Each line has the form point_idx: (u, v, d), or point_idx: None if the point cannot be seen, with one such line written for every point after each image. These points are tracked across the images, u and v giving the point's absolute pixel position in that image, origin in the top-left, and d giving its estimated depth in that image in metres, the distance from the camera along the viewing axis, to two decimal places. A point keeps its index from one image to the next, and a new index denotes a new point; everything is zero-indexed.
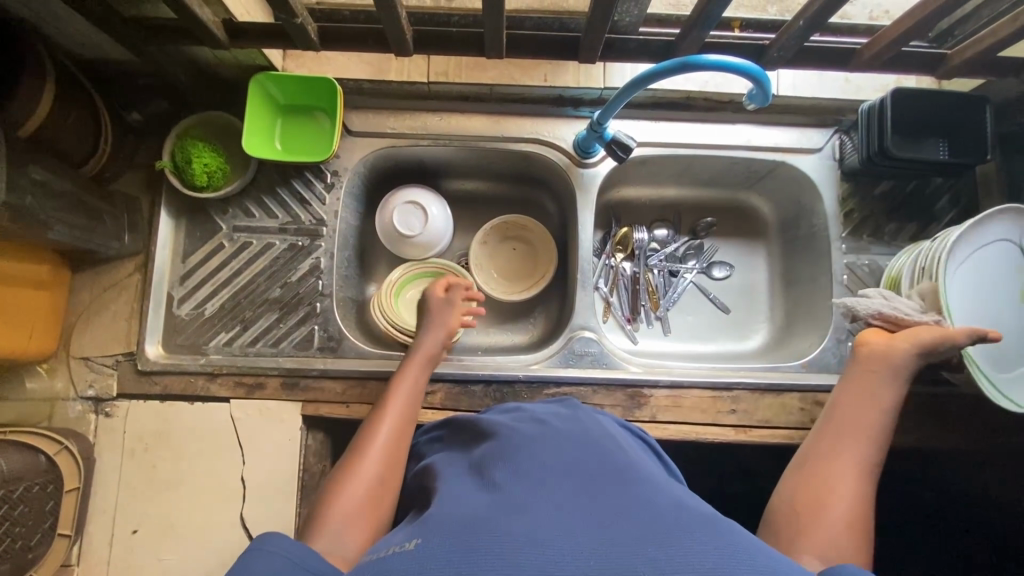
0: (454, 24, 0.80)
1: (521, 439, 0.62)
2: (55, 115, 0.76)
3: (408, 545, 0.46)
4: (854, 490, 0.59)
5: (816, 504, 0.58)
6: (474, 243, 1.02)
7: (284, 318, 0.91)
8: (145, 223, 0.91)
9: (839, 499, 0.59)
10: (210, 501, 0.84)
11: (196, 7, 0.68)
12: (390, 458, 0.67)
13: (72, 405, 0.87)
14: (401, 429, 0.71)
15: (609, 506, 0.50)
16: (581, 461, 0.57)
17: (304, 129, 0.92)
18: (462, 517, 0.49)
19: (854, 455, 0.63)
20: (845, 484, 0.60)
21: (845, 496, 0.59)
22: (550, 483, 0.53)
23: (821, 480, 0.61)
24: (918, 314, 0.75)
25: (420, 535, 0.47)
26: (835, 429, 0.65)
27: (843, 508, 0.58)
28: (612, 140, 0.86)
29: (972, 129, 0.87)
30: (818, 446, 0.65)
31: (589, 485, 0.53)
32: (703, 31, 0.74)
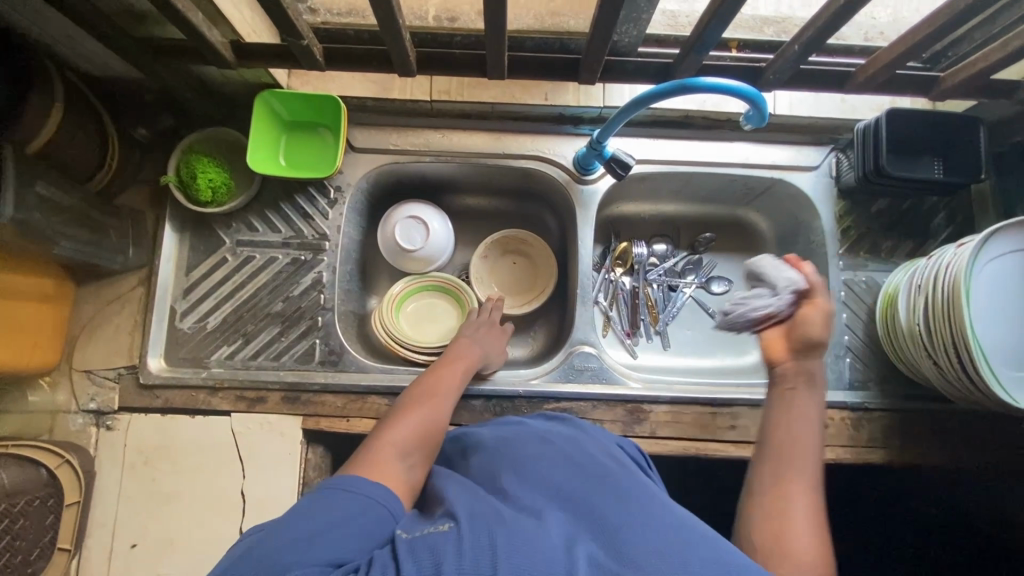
0: (456, 44, 0.81)
1: (534, 444, 0.64)
2: (62, 132, 0.77)
3: (442, 527, 0.50)
4: (807, 520, 0.60)
5: (779, 537, 0.59)
6: (474, 257, 1.02)
7: (286, 332, 0.91)
8: (149, 237, 0.92)
9: (801, 539, 0.58)
10: (210, 515, 0.84)
11: (204, 28, 0.69)
12: (430, 427, 0.71)
13: (73, 418, 0.87)
14: (442, 407, 0.75)
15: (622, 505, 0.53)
16: (594, 464, 0.60)
17: (308, 146, 0.94)
18: (490, 510, 0.52)
19: (805, 478, 0.63)
20: (802, 512, 0.60)
21: (805, 531, 0.59)
22: (566, 486, 0.56)
23: (782, 510, 0.61)
24: (774, 300, 0.73)
25: (453, 520, 0.51)
26: (780, 453, 0.65)
27: (806, 544, 0.58)
28: (611, 158, 0.87)
29: (966, 148, 0.89)
30: (762, 476, 0.64)
31: (601, 485, 0.56)
32: (700, 54, 0.76)
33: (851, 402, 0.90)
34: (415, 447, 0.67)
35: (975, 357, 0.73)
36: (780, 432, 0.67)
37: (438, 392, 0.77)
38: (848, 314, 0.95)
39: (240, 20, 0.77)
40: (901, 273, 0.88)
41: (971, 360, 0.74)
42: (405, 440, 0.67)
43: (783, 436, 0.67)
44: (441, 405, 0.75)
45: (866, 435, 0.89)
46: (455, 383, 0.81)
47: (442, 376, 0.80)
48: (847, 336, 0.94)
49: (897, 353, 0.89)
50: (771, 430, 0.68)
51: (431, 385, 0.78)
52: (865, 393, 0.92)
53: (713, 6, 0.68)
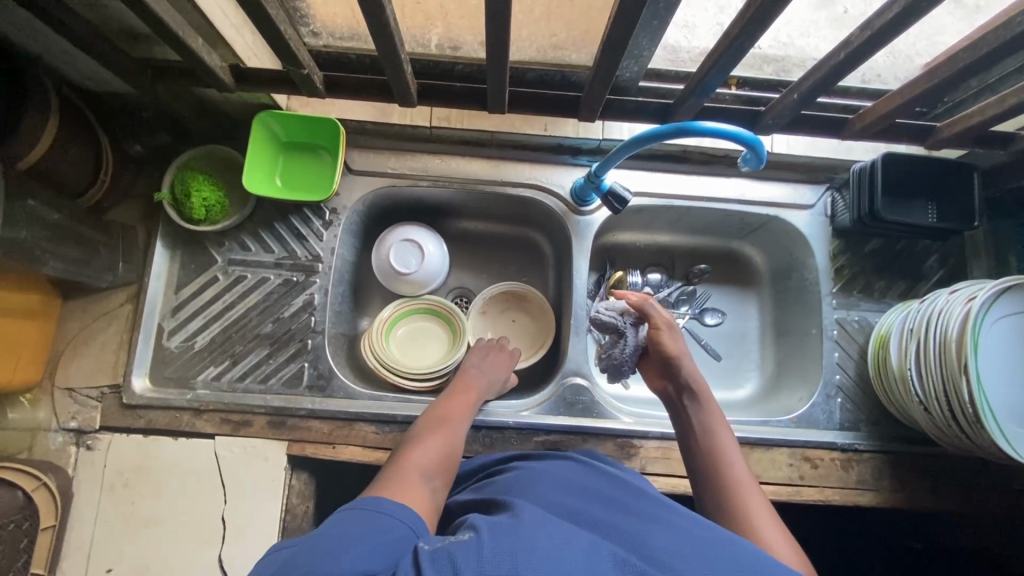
0: (457, 72, 0.82)
1: (539, 472, 0.63)
2: (55, 150, 0.76)
3: (465, 536, 0.48)
4: (763, 521, 0.63)
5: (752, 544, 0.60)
6: (474, 312, 1.01)
7: (275, 355, 0.90)
8: (140, 254, 0.91)
9: (772, 539, 0.60)
10: (189, 541, 0.82)
11: (202, 53, 0.69)
12: (446, 454, 0.71)
13: (53, 436, 0.85)
14: (455, 434, 0.75)
15: (639, 523, 0.53)
16: (605, 491, 0.60)
17: (305, 166, 0.93)
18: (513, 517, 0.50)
19: (739, 486, 0.67)
20: (755, 515, 0.64)
21: (773, 530, 0.61)
22: (579, 511, 0.55)
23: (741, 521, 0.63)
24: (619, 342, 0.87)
25: (474, 530, 0.49)
26: (713, 475, 0.70)
27: (780, 544, 0.60)
28: (609, 192, 0.87)
29: (960, 195, 0.90)
30: (711, 502, 0.68)
31: (616, 509, 0.56)
32: (700, 98, 0.77)
33: (841, 442, 0.90)
34: (434, 473, 0.67)
35: (973, 408, 0.72)
36: (703, 457, 0.72)
37: (447, 419, 0.77)
38: (840, 353, 0.95)
39: (242, 44, 0.77)
40: (895, 314, 0.89)
41: (968, 410, 0.73)
42: (422, 466, 0.67)
43: (710, 457, 0.72)
44: (454, 432, 0.75)
45: (856, 476, 0.89)
46: (465, 408, 0.81)
47: (451, 403, 0.81)
48: (837, 376, 0.94)
49: (888, 393, 0.88)
50: (695, 458, 0.73)
51: (439, 413, 0.78)
52: (855, 433, 0.91)
53: (715, 52, 0.69)
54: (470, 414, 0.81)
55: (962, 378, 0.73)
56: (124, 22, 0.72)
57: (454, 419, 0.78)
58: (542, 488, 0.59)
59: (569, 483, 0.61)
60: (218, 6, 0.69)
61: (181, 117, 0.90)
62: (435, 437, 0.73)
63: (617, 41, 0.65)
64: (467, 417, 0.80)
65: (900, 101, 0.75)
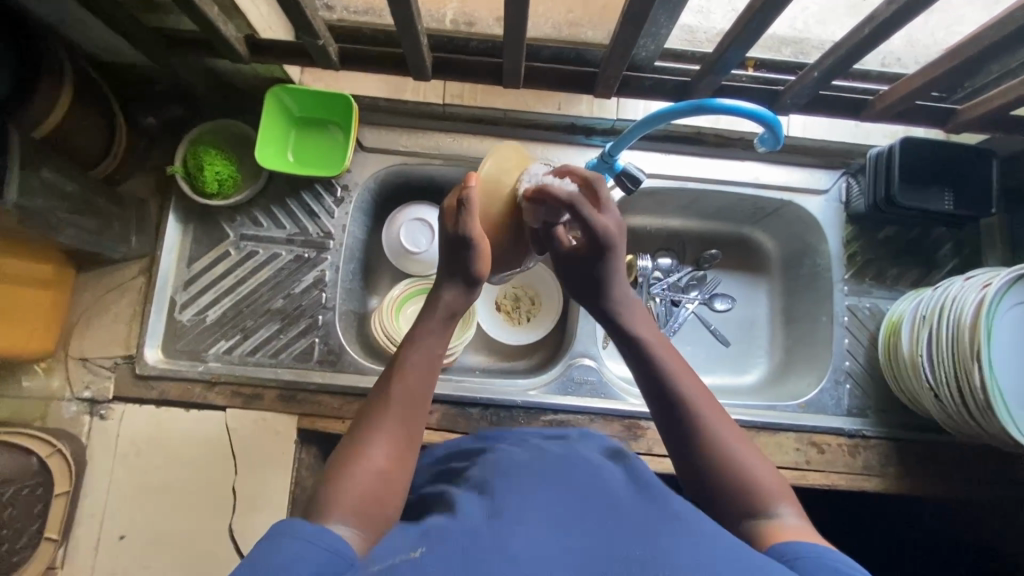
0: (472, 49, 0.80)
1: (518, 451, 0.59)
2: (69, 118, 0.76)
3: (415, 554, 0.42)
4: (735, 449, 0.57)
5: (728, 482, 0.55)
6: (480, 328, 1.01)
7: (286, 330, 0.91)
8: (152, 227, 0.91)
9: (752, 469, 0.56)
10: (200, 511, 0.83)
11: (220, 23, 0.69)
12: (408, 433, 0.57)
13: (67, 405, 0.86)
14: (420, 402, 0.59)
15: (609, 513, 0.47)
16: (572, 471, 0.53)
17: (318, 143, 0.93)
18: (464, 526, 0.45)
19: (700, 414, 0.59)
20: (728, 443, 0.57)
21: (751, 458, 0.56)
22: (564, 491, 0.50)
23: (713, 454, 0.57)
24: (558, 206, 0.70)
25: (427, 545, 0.43)
26: (669, 404, 0.60)
27: (761, 471, 0.56)
28: (622, 172, 0.86)
29: (978, 182, 0.88)
30: (669, 436, 0.60)
31: (585, 494, 0.50)
32: (720, 75, 0.76)
33: (849, 428, 0.90)
34: (395, 468, 0.54)
35: (985, 397, 0.72)
36: (658, 386, 0.62)
37: (407, 377, 0.60)
38: (851, 339, 0.95)
39: (255, 14, 0.76)
40: (907, 302, 0.88)
41: (979, 398, 0.73)
42: (380, 467, 0.53)
43: (660, 388, 0.61)
44: (419, 403, 0.59)
45: (862, 462, 0.89)
46: (433, 358, 0.62)
47: (415, 354, 0.62)
48: (847, 362, 0.94)
49: (897, 380, 0.88)
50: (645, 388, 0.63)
51: (401, 372, 0.60)
52: (864, 420, 0.92)
53: (735, 28, 0.67)
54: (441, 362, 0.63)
55: (974, 366, 0.72)
56: None
57: (417, 377, 0.60)
58: (506, 476, 0.53)
59: (536, 463, 0.55)
60: None
61: (194, 90, 0.90)
62: (393, 418, 0.57)
63: (638, 15, 0.63)
64: (436, 370, 0.62)
65: (922, 82, 0.73)
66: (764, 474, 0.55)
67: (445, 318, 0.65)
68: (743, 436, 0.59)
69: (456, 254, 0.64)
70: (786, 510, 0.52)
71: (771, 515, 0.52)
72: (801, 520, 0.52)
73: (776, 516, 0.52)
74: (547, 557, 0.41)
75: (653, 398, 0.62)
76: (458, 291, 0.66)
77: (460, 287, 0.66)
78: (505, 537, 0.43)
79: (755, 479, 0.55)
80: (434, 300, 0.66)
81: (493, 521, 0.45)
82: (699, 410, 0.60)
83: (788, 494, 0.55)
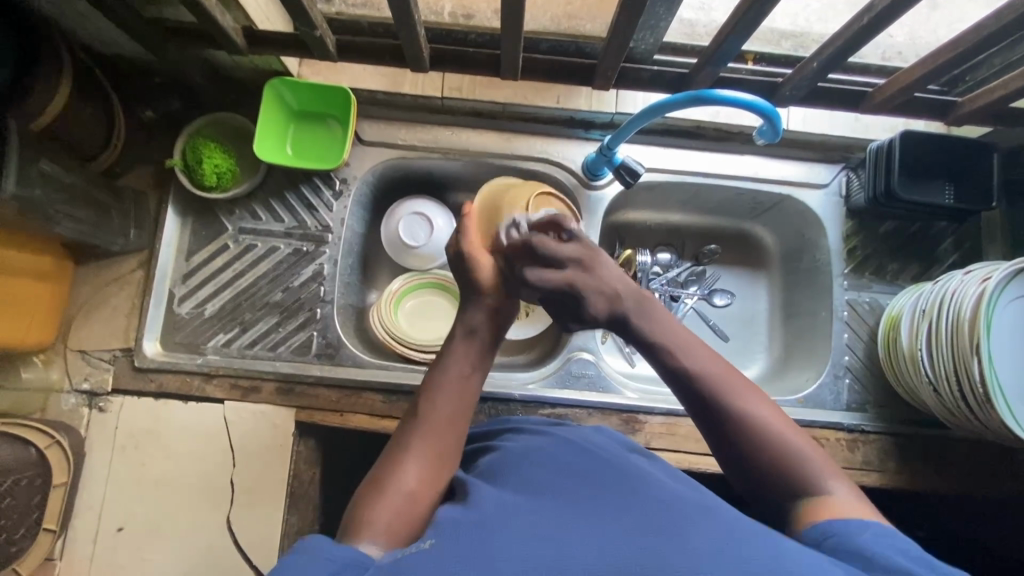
0: (470, 41, 0.80)
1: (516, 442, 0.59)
2: (69, 110, 0.76)
3: (424, 546, 0.43)
4: (781, 432, 0.56)
5: (775, 467, 0.55)
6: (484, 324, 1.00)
7: (284, 323, 0.91)
8: (151, 220, 0.91)
9: (799, 450, 0.55)
10: (198, 503, 0.83)
11: (217, 13, 0.69)
12: (441, 453, 0.57)
13: (66, 397, 0.86)
14: (454, 419, 0.59)
15: (616, 498, 0.46)
16: (577, 461, 0.54)
17: (317, 136, 0.93)
18: (470, 516, 0.45)
19: (739, 403, 0.57)
20: (768, 429, 0.56)
21: (796, 439, 0.56)
22: (563, 479, 0.50)
23: (755, 439, 0.56)
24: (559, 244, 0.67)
25: (436, 535, 0.44)
26: (702, 395, 0.59)
27: (807, 450, 0.55)
28: (621, 166, 0.87)
29: (979, 176, 0.88)
30: (706, 428, 0.58)
31: (588, 484, 0.49)
32: (718, 66, 0.75)
33: (848, 423, 0.90)
34: (428, 487, 0.53)
35: (983, 388, 0.72)
36: (689, 382, 0.60)
37: (439, 399, 0.59)
38: (850, 334, 0.94)
39: (253, 6, 0.76)
40: (906, 296, 0.88)
41: (978, 390, 0.72)
42: (414, 485, 0.53)
43: (691, 380, 0.59)
44: (453, 421, 0.59)
45: (861, 457, 0.89)
46: (466, 375, 0.62)
47: (449, 374, 0.61)
48: (846, 357, 0.94)
49: (897, 374, 0.88)
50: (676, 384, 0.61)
51: (432, 391, 0.60)
52: (863, 415, 0.91)
53: (732, 19, 0.67)
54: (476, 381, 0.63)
55: (973, 358, 0.72)
56: None
57: (450, 395, 0.59)
58: (514, 465, 0.53)
59: (540, 452, 0.55)
60: None
61: (192, 83, 0.90)
62: (427, 437, 0.57)
63: (635, 5, 0.63)
64: (472, 389, 0.62)
65: (921, 74, 0.73)
66: (811, 453, 0.55)
67: (465, 337, 0.64)
68: (782, 414, 0.58)
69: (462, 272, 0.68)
70: (838, 486, 0.52)
71: (823, 493, 0.52)
72: (851, 492, 0.52)
73: (828, 493, 0.52)
74: (550, 538, 0.41)
75: (685, 394, 0.60)
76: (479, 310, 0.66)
77: (476, 305, 0.66)
78: (507, 525, 0.43)
79: (802, 460, 0.54)
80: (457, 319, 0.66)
81: (496, 510, 0.45)
82: (733, 399, 0.58)
83: (835, 467, 0.55)
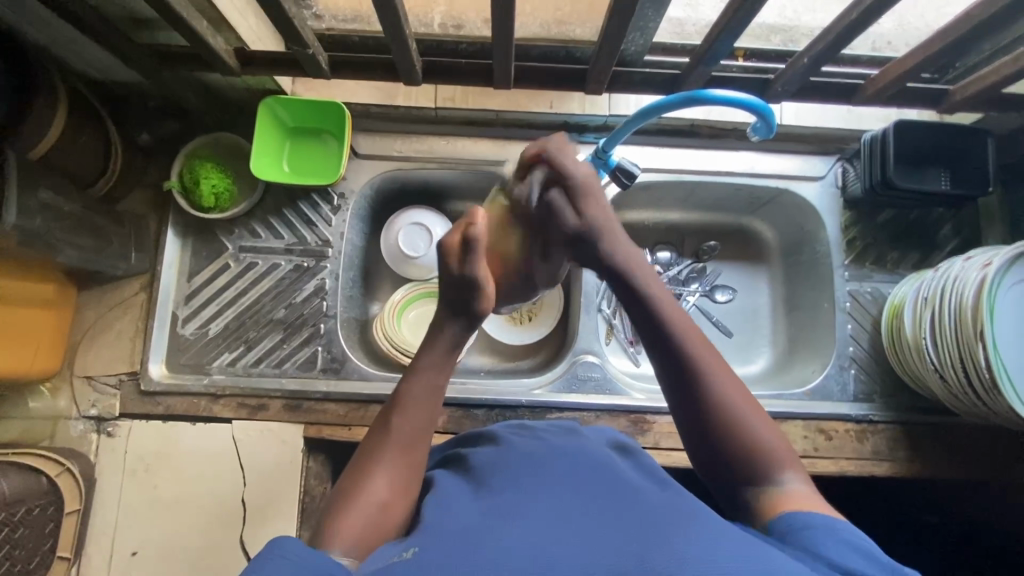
0: (461, 52, 0.81)
1: (519, 448, 0.60)
2: (65, 137, 0.77)
3: (407, 556, 0.42)
4: (749, 416, 0.55)
5: (734, 450, 0.54)
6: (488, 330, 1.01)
7: (288, 339, 0.91)
8: (151, 242, 0.92)
9: (760, 435, 0.55)
10: (211, 523, 0.83)
11: (210, 37, 0.69)
12: (410, 466, 0.56)
13: (74, 424, 0.87)
14: (422, 432, 0.58)
15: (604, 509, 0.47)
16: (562, 465, 0.54)
17: (312, 152, 0.93)
18: (456, 526, 0.46)
19: (710, 379, 0.57)
20: (735, 408, 0.56)
21: (758, 423, 0.55)
22: (562, 486, 0.50)
23: (722, 415, 0.55)
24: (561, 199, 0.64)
25: (420, 545, 0.44)
26: (678, 362, 0.58)
27: (768, 437, 0.55)
28: (617, 168, 0.85)
29: (974, 162, 0.88)
30: (677, 395, 0.58)
31: (584, 490, 0.50)
32: (710, 65, 0.76)
33: (855, 414, 0.90)
34: (398, 500, 0.53)
35: (989, 373, 0.72)
36: (665, 350, 0.59)
37: (409, 412, 0.59)
38: (853, 325, 0.95)
39: (246, 27, 0.77)
40: (907, 284, 0.88)
41: (984, 376, 0.72)
42: (385, 498, 0.53)
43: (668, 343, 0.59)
44: (420, 434, 0.58)
45: (871, 448, 0.89)
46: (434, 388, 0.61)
47: (414, 384, 0.60)
48: (851, 348, 0.94)
49: (902, 363, 0.88)
50: (653, 350, 0.60)
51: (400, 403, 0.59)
52: (870, 405, 0.91)
53: (725, 17, 0.67)
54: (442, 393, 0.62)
55: (977, 343, 0.72)
56: (132, 7, 0.72)
57: (417, 407, 0.59)
58: (516, 472, 0.54)
59: (528, 459, 0.56)
60: None
61: (187, 105, 0.90)
62: (396, 451, 0.56)
63: (626, 9, 0.63)
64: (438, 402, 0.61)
65: (915, 63, 0.73)
66: (773, 443, 0.54)
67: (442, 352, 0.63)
68: (753, 398, 0.57)
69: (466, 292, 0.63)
70: (792, 477, 0.53)
71: (776, 483, 0.52)
72: (805, 485, 0.52)
73: (781, 484, 0.52)
74: (540, 547, 0.41)
75: (659, 361, 0.59)
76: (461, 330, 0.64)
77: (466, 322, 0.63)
78: (503, 533, 0.43)
79: (764, 447, 0.54)
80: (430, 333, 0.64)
81: (479, 520, 0.46)
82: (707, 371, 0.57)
83: (792, 458, 0.55)
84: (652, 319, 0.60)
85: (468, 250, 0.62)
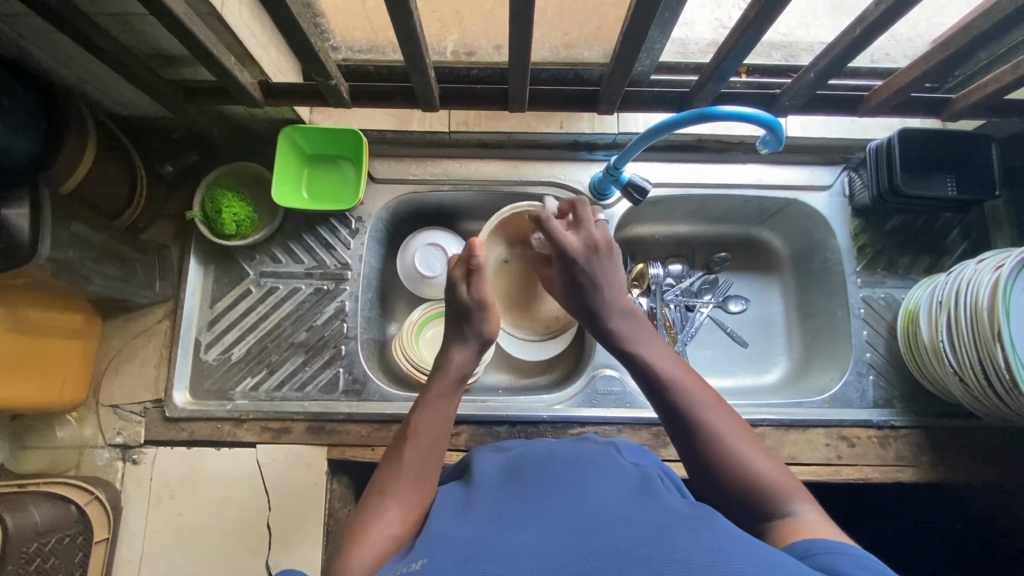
0: (474, 77, 0.84)
1: (535, 457, 0.61)
2: (92, 172, 0.79)
3: (417, 566, 0.43)
4: (748, 452, 0.57)
5: (742, 489, 0.55)
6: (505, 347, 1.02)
7: (310, 362, 0.92)
8: (174, 271, 0.94)
9: (765, 466, 0.56)
10: (236, 548, 0.83)
11: (235, 70, 0.72)
12: (416, 489, 0.58)
13: (100, 453, 0.87)
14: (430, 460, 0.61)
15: (618, 514, 0.47)
16: (573, 475, 0.55)
17: (331, 178, 0.95)
18: (466, 535, 0.46)
19: (707, 418, 0.60)
20: (734, 445, 0.58)
21: (756, 454, 0.57)
22: (571, 492, 0.51)
23: (724, 453, 0.57)
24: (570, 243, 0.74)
25: (429, 556, 0.44)
26: (676, 410, 0.61)
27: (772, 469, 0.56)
28: (629, 183, 0.89)
29: (979, 167, 0.90)
30: (682, 443, 0.60)
31: (590, 497, 0.50)
32: (718, 83, 0.78)
33: (877, 420, 0.90)
34: (406, 525, 0.54)
35: (1009, 374, 0.71)
36: (660, 392, 0.63)
37: (417, 438, 0.63)
38: (869, 330, 0.95)
39: (268, 60, 0.79)
40: (921, 289, 0.89)
41: (1004, 376, 0.72)
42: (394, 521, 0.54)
43: (663, 393, 0.63)
44: (430, 460, 0.61)
45: (894, 453, 0.89)
46: (442, 418, 0.65)
47: (427, 412, 0.65)
48: (868, 354, 0.94)
49: (919, 366, 0.89)
50: (649, 395, 0.64)
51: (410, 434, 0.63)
52: (891, 410, 0.91)
53: (731, 38, 0.70)
54: (450, 422, 0.66)
55: (996, 344, 0.72)
56: (160, 47, 0.75)
57: (426, 436, 0.63)
58: (532, 481, 0.55)
59: (538, 470, 0.57)
60: (248, 26, 0.72)
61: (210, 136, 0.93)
62: (405, 478, 0.59)
63: (637, 32, 0.66)
64: (445, 430, 0.65)
65: (917, 74, 0.75)
66: (780, 475, 0.55)
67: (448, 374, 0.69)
68: (753, 437, 0.60)
69: (470, 318, 0.73)
70: (805, 507, 0.52)
71: (786, 513, 0.52)
72: (819, 515, 0.52)
73: (794, 514, 0.52)
74: (544, 553, 0.42)
75: (658, 404, 0.63)
76: (467, 350, 0.72)
77: (468, 346, 0.72)
78: (512, 541, 0.44)
79: (771, 483, 0.55)
80: (445, 363, 0.71)
81: (488, 529, 0.47)
82: (704, 414, 0.60)
83: (799, 487, 0.55)
84: (653, 376, 0.64)
85: (472, 278, 0.73)
